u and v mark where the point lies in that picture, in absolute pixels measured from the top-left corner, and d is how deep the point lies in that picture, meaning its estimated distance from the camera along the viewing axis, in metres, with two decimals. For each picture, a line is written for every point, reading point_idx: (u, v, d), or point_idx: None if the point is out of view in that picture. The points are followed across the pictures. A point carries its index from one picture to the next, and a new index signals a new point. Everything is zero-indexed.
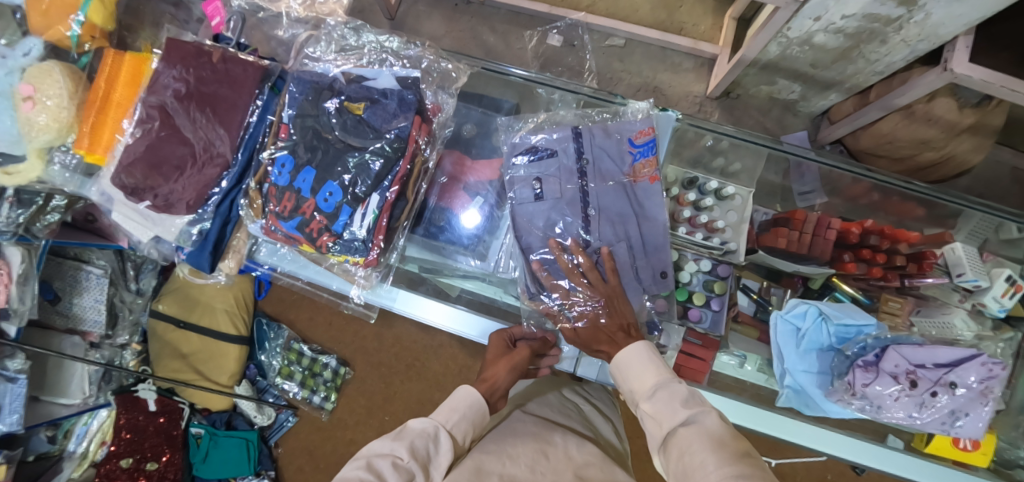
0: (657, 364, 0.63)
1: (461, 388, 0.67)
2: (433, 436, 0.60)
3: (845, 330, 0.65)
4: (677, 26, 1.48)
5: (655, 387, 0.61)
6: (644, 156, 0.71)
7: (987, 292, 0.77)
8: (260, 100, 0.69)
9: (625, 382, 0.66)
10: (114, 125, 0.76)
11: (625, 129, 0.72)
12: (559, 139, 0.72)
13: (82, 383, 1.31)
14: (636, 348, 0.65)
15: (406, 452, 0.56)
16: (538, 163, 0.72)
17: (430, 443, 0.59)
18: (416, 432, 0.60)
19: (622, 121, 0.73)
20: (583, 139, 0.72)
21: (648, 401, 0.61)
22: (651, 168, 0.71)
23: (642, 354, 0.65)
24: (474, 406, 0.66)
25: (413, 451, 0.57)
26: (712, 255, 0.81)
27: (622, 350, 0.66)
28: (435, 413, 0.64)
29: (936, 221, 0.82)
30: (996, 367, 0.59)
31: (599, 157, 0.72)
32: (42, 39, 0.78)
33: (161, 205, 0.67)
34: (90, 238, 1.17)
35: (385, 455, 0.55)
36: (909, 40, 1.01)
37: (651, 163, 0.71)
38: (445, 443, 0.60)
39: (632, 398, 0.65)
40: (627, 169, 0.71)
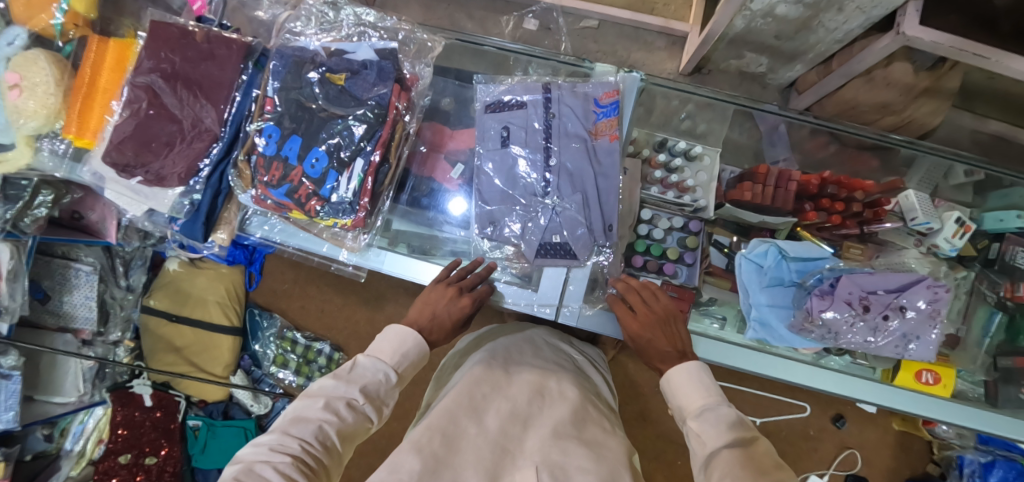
0: (705, 387, 0.64)
1: (403, 329, 0.67)
2: (388, 378, 0.63)
3: (805, 264, 0.70)
4: (648, 5, 1.52)
5: (703, 408, 0.62)
6: (608, 116, 0.76)
7: (939, 234, 0.83)
8: (245, 75, 0.71)
9: (672, 399, 0.67)
10: (102, 109, 0.78)
11: (593, 89, 0.77)
12: (529, 96, 0.76)
13: (76, 381, 1.33)
14: (689, 368, 0.66)
15: (361, 395, 0.60)
16: (503, 114, 0.76)
17: (384, 386, 0.63)
18: (367, 374, 0.62)
19: (586, 84, 0.78)
20: (552, 95, 0.76)
21: (694, 420, 0.61)
22: (610, 127, 0.76)
23: (694, 376, 0.66)
24: (421, 352, 0.67)
25: (367, 393, 0.61)
26: (684, 212, 0.86)
27: (676, 368, 0.67)
28: (383, 351, 0.65)
29: (890, 171, 0.88)
30: (941, 290, 0.64)
31: (565, 115, 0.76)
32: (25, 29, 0.81)
33: (153, 180, 0.70)
34: (79, 234, 1.16)
35: (338, 398, 0.58)
36: (864, 7, 1.06)
37: (611, 121, 0.76)
38: (394, 384, 0.63)
39: (677, 414, 0.66)
40: (590, 126, 0.76)
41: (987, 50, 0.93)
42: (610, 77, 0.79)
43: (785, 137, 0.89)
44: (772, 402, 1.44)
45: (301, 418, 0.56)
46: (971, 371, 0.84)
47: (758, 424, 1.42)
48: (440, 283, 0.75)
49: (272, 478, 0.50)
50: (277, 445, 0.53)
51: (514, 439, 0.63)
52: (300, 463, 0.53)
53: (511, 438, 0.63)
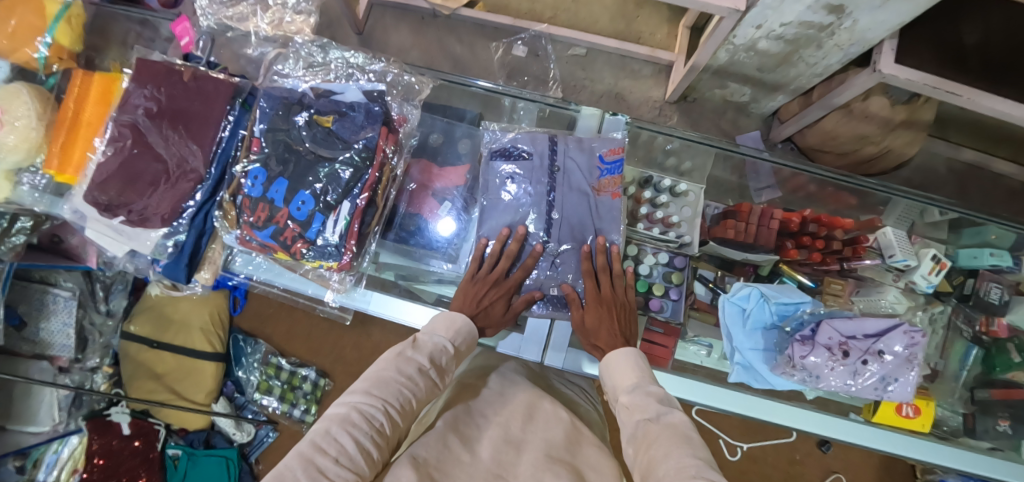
0: (640, 367, 0.65)
1: (452, 311, 0.69)
2: (445, 350, 0.65)
3: (785, 308, 0.68)
4: (634, 35, 1.57)
5: (634, 385, 0.62)
6: (611, 173, 0.76)
7: (916, 270, 0.84)
8: (231, 115, 0.71)
9: (608, 380, 0.67)
10: (86, 143, 0.77)
11: (599, 145, 0.76)
12: (535, 148, 0.76)
13: (52, 410, 1.31)
14: (625, 353, 0.67)
15: (429, 362, 0.62)
16: (511, 164, 0.76)
17: (443, 356, 0.64)
18: (430, 344, 0.64)
19: (593, 139, 0.77)
20: (558, 148, 0.76)
21: (626, 395, 0.62)
22: (614, 185, 0.76)
23: (629, 359, 0.66)
24: (471, 330, 0.69)
25: (432, 361, 0.62)
26: (669, 248, 0.87)
27: (612, 351, 0.68)
28: (436, 328, 0.67)
29: (868, 209, 0.90)
30: (917, 335, 0.64)
31: (570, 167, 0.76)
32: (8, 61, 0.79)
33: (136, 220, 0.69)
34: (58, 259, 1.17)
35: (409, 364, 0.59)
36: (842, 44, 1.10)
37: (615, 180, 0.76)
38: (451, 355, 0.65)
39: (612, 394, 0.66)
40: (593, 182, 0.76)
41: (960, 88, 0.98)
42: (615, 134, 0.79)
43: (768, 171, 0.91)
44: (759, 427, 1.45)
45: (380, 381, 0.57)
46: (949, 403, 0.86)
47: (744, 449, 1.43)
48: (473, 279, 0.74)
49: (348, 442, 0.50)
50: (356, 404, 0.54)
51: (507, 465, 0.60)
52: (374, 429, 0.53)
53: (505, 464, 0.61)
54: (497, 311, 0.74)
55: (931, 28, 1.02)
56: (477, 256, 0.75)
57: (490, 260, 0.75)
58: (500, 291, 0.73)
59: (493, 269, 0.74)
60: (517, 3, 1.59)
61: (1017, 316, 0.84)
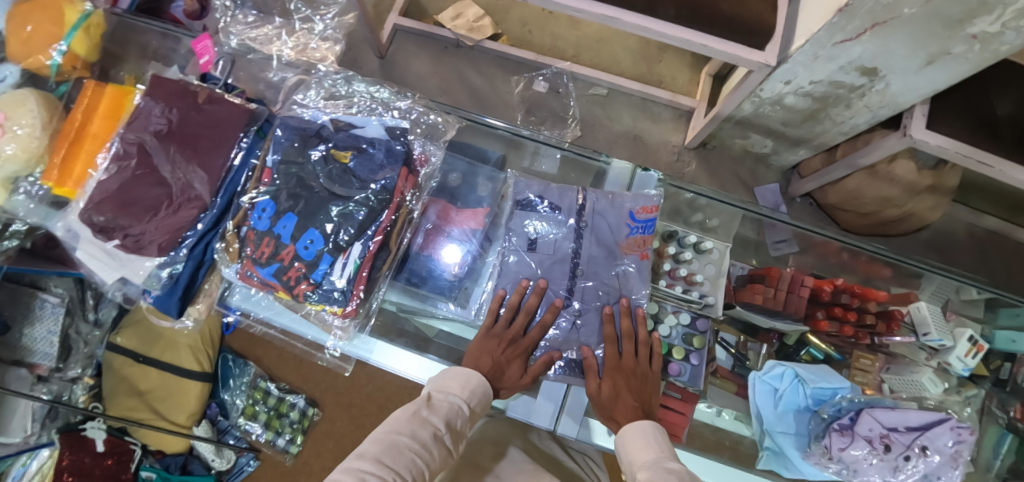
0: (658, 443, 0.60)
1: (467, 368, 0.65)
2: (460, 413, 0.60)
3: (821, 392, 0.63)
4: (656, 78, 1.56)
5: (653, 461, 0.57)
6: (641, 233, 0.72)
7: (952, 351, 0.79)
8: (244, 142, 0.68)
9: (625, 455, 0.61)
10: (88, 156, 0.74)
11: (631, 203, 0.73)
12: (563, 202, 0.73)
13: (25, 421, 1.24)
14: (642, 425, 0.63)
15: (445, 426, 0.57)
16: (535, 215, 0.73)
17: (458, 418, 0.60)
18: (445, 404, 0.60)
19: (625, 195, 0.74)
20: (587, 202, 0.73)
21: (645, 470, 0.56)
22: (642, 245, 0.72)
23: (648, 433, 0.62)
24: (486, 392, 0.65)
25: (448, 424, 0.58)
26: (692, 308, 0.83)
27: (628, 423, 0.63)
28: (449, 386, 0.63)
29: (901, 281, 0.85)
30: (965, 432, 0.59)
31: (598, 223, 0.72)
32: (20, 67, 0.77)
33: (130, 246, 0.64)
34: (50, 265, 1.13)
35: (425, 426, 0.55)
36: (872, 106, 1.08)
37: (644, 240, 0.73)
38: (466, 418, 0.61)
39: (628, 470, 0.60)
40: (622, 240, 0.72)
41: (992, 159, 0.95)
42: (649, 191, 0.76)
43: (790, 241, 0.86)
44: None
45: (393, 447, 0.51)
46: None
47: None
48: (488, 335, 0.70)
49: None
50: (365, 474, 0.48)
51: None
52: None
53: None
54: (514, 373, 0.69)
55: (964, 96, 1.00)
56: (491, 313, 0.71)
57: (505, 317, 0.71)
58: (515, 351, 0.70)
59: (507, 328, 0.70)
60: (541, 40, 1.59)
61: None
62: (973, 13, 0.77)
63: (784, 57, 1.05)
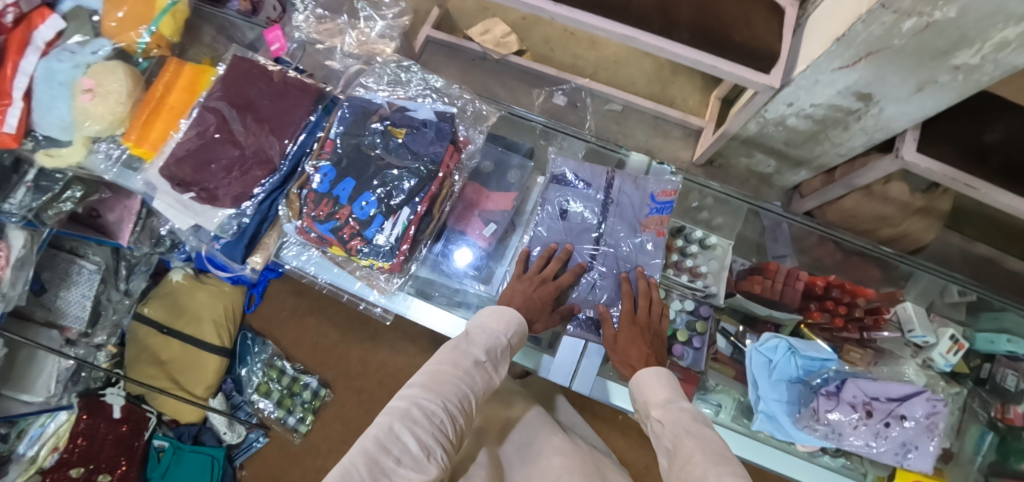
0: (673, 385, 0.65)
1: (505, 305, 0.70)
2: (499, 342, 0.66)
3: (811, 363, 0.71)
4: (669, 98, 1.67)
5: (667, 400, 0.62)
6: (660, 212, 0.83)
7: (934, 347, 0.86)
8: (313, 117, 0.78)
9: (639, 396, 0.66)
10: (167, 124, 0.83)
11: (654, 186, 0.84)
12: (593, 181, 0.85)
13: (49, 381, 1.29)
14: (656, 371, 0.66)
15: (484, 355, 0.63)
16: (567, 189, 0.84)
17: (497, 347, 0.66)
18: (483, 336, 0.66)
19: (647, 180, 0.85)
20: (614, 183, 0.85)
21: (659, 409, 0.61)
22: (660, 223, 0.83)
23: (661, 376, 0.66)
24: (522, 322, 0.70)
25: (487, 352, 0.64)
26: (695, 296, 0.90)
27: (643, 368, 0.67)
28: (486, 321, 0.69)
29: (890, 282, 0.95)
30: (939, 404, 0.66)
31: (623, 202, 0.84)
32: (111, 42, 0.87)
33: (206, 197, 0.73)
34: (90, 232, 1.25)
35: (464, 356, 0.62)
36: (867, 129, 1.17)
37: (662, 219, 0.83)
38: (504, 346, 0.67)
39: (643, 409, 0.65)
40: (642, 219, 0.83)
41: (977, 181, 1.05)
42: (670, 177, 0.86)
43: (786, 233, 0.96)
44: None
45: (436, 377, 0.58)
46: None
47: None
48: (520, 279, 0.76)
49: (410, 439, 0.52)
50: (415, 399, 0.55)
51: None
52: (432, 423, 0.54)
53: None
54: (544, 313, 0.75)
55: (954, 122, 1.08)
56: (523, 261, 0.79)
57: (538, 262, 0.78)
58: (546, 291, 0.75)
59: (540, 273, 0.77)
60: (563, 57, 1.71)
61: None
62: (956, 45, 0.87)
63: (787, 81, 1.16)
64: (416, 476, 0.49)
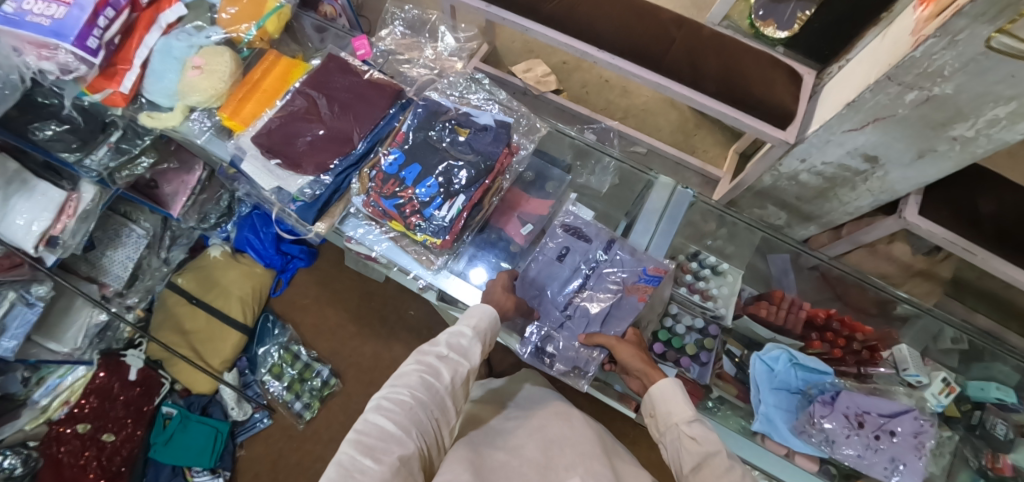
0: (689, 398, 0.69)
1: (481, 308, 0.79)
2: (463, 334, 0.74)
3: (810, 375, 0.81)
4: (690, 148, 1.80)
5: (692, 418, 0.67)
6: (648, 283, 0.85)
7: (927, 388, 0.89)
8: (389, 112, 0.89)
9: (659, 409, 0.70)
10: (257, 103, 0.96)
11: (649, 261, 0.87)
12: (598, 237, 0.89)
13: (78, 334, 1.35)
14: (672, 383, 0.71)
15: (446, 349, 0.72)
16: (572, 237, 0.89)
17: (461, 340, 0.74)
18: (446, 334, 0.74)
19: (646, 255, 0.89)
20: (612, 248, 0.88)
21: (688, 425, 0.66)
22: (644, 291, 0.85)
23: (677, 390, 0.70)
24: (490, 315, 0.78)
25: (451, 347, 0.73)
26: (705, 315, 0.98)
27: (657, 382, 0.72)
28: (458, 321, 0.77)
29: (887, 322, 1.02)
30: (925, 424, 0.76)
31: (615, 265, 0.87)
32: (223, 31, 1.01)
33: (290, 164, 0.84)
34: (146, 199, 1.36)
35: (430, 353, 0.71)
36: (873, 190, 1.27)
37: (647, 289, 0.85)
38: (471, 337, 0.74)
39: (662, 420, 0.69)
40: (628, 282, 0.85)
41: (973, 246, 1.14)
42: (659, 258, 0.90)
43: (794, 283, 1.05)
44: None
45: (402, 374, 0.68)
46: None
47: None
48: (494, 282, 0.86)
49: (384, 424, 0.62)
50: (386, 395, 0.66)
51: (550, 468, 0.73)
52: (403, 409, 0.64)
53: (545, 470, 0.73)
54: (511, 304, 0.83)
55: (951, 192, 1.20)
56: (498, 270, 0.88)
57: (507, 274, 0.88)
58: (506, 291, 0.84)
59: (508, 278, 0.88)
60: (596, 100, 1.86)
61: (1021, 458, 0.87)
62: (953, 118, 0.99)
63: (802, 138, 1.27)
64: (394, 451, 0.60)
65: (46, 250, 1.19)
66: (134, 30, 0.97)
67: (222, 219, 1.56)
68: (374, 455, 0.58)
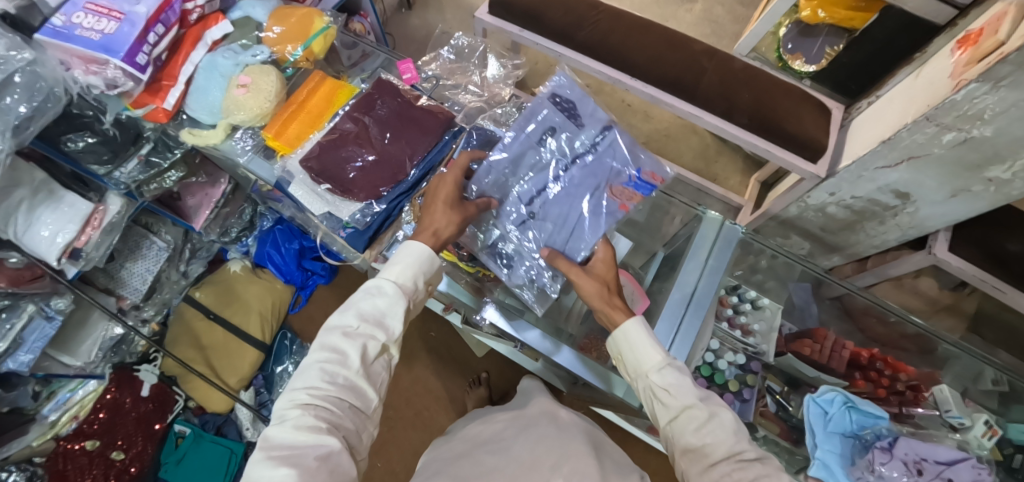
0: (654, 341, 0.71)
1: (414, 247, 0.76)
2: (379, 293, 0.72)
3: (864, 419, 0.83)
4: (712, 175, 1.81)
5: (662, 363, 0.69)
6: (636, 188, 0.84)
7: (970, 430, 0.89)
8: (443, 140, 0.90)
9: (631, 355, 0.72)
10: (302, 123, 0.95)
11: (644, 164, 0.85)
12: (592, 130, 0.86)
13: (93, 347, 1.31)
14: (636, 325, 0.72)
15: (353, 322, 0.69)
16: (562, 123, 0.86)
17: (377, 302, 0.71)
18: (360, 302, 0.71)
19: (640, 154, 0.86)
20: (602, 141, 0.86)
21: (657, 374, 0.68)
22: (629, 197, 0.84)
23: (641, 331, 0.72)
24: (423, 254, 0.76)
25: (362, 317, 0.70)
26: (746, 351, 0.98)
27: (624, 322, 0.73)
28: (381, 277, 0.74)
29: (928, 362, 1.00)
30: (984, 472, 0.75)
31: (601, 161, 0.85)
32: (269, 50, 1.01)
33: (340, 188, 0.84)
34: (168, 210, 1.34)
35: (337, 331, 0.68)
36: (902, 225, 1.28)
37: (633, 195, 0.84)
38: (388, 295, 0.72)
39: (635, 370, 0.72)
40: (612, 185, 0.85)
41: (1003, 284, 1.15)
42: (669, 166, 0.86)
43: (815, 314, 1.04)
44: None
45: (306, 368, 0.66)
46: None
47: None
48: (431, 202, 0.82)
49: (294, 431, 0.59)
50: (292, 400, 0.63)
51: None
52: (312, 410, 0.62)
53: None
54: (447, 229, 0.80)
55: (981, 230, 1.20)
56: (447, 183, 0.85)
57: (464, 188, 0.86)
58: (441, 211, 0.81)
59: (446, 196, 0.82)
60: (618, 124, 1.87)
61: None
62: (989, 160, 0.99)
63: (833, 172, 1.28)
64: (314, 452, 0.58)
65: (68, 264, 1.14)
66: (180, 47, 0.97)
67: (242, 233, 1.54)
68: (294, 460, 0.57)
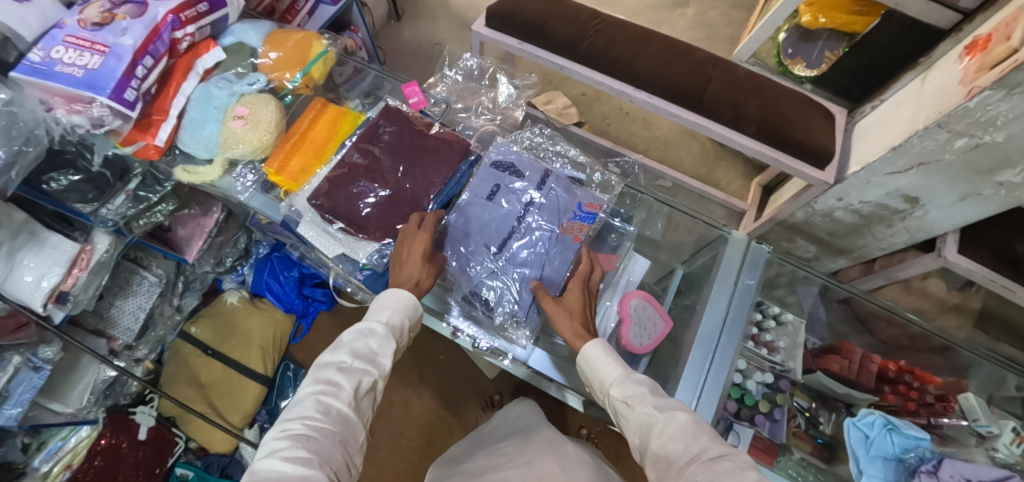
0: (615, 360, 0.73)
1: (396, 293, 0.73)
2: (372, 332, 0.69)
3: (907, 441, 0.82)
4: (713, 180, 1.81)
5: (619, 376, 0.71)
6: (584, 220, 0.86)
7: (998, 438, 0.85)
8: (460, 171, 0.87)
9: (592, 373, 0.74)
10: (306, 154, 0.90)
11: (583, 196, 0.87)
12: (532, 171, 0.87)
13: (84, 392, 1.23)
14: (596, 346, 0.74)
15: (348, 357, 0.66)
16: (501, 172, 0.86)
17: (370, 340, 0.69)
18: (352, 339, 0.69)
19: (584, 190, 0.88)
20: (546, 180, 0.87)
21: (616, 388, 0.70)
22: (579, 229, 0.85)
23: (601, 352, 0.74)
24: (404, 299, 0.73)
25: (355, 353, 0.67)
26: (774, 369, 0.97)
27: (584, 344, 0.75)
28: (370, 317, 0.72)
29: (953, 371, 1.00)
30: None
31: (552, 200, 0.86)
32: (265, 77, 0.96)
33: (354, 227, 0.80)
34: (157, 243, 1.26)
35: (331, 366, 0.65)
36: (910, 228, 1.28)
37: (582, 226, 0.85)
38: (381, 335, 0.69)
39: (599, 388, 0.73)
40: (563, 221, 0.85)
41: (1013, 284, 1.15)
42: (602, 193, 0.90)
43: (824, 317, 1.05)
44: None
45: (298, 400, 0.61)
46: None
47: None
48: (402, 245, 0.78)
49: (280, 464, 0.54)
50: (281, 432, 0.58)
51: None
52: (302, 441, 0.57)
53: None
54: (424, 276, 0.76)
55: (988, 232, 1.21)
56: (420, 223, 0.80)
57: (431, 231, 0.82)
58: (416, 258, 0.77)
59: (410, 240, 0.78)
60: (617, 132, 1.85)
61: None
62: (1001, 165, 0.99)
63: (841, 178, 1.27)
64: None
65: (54, 308, 1.05)
66: (170, 78, 0.91)
67: (238, 262, 1.47)
68: None
